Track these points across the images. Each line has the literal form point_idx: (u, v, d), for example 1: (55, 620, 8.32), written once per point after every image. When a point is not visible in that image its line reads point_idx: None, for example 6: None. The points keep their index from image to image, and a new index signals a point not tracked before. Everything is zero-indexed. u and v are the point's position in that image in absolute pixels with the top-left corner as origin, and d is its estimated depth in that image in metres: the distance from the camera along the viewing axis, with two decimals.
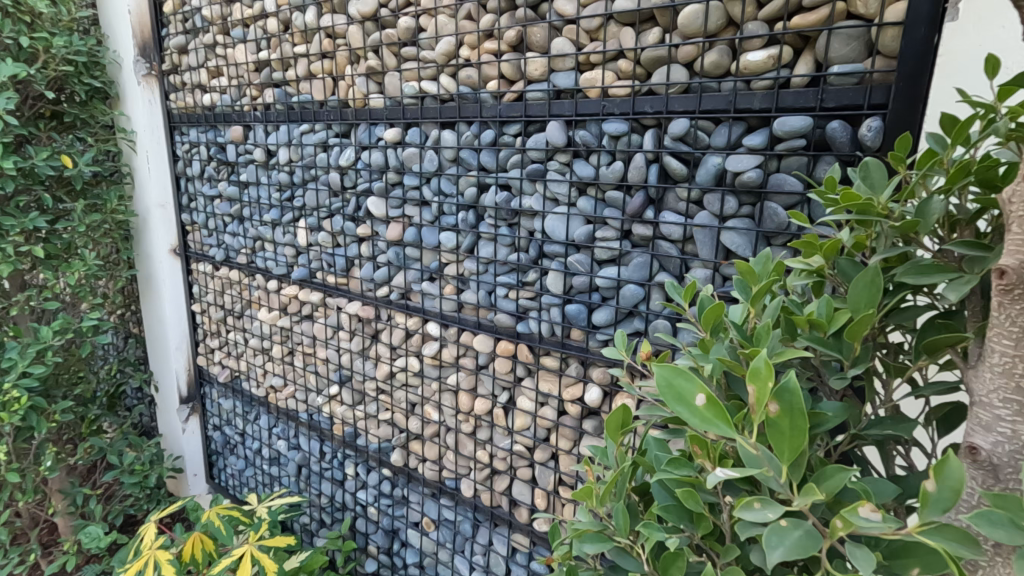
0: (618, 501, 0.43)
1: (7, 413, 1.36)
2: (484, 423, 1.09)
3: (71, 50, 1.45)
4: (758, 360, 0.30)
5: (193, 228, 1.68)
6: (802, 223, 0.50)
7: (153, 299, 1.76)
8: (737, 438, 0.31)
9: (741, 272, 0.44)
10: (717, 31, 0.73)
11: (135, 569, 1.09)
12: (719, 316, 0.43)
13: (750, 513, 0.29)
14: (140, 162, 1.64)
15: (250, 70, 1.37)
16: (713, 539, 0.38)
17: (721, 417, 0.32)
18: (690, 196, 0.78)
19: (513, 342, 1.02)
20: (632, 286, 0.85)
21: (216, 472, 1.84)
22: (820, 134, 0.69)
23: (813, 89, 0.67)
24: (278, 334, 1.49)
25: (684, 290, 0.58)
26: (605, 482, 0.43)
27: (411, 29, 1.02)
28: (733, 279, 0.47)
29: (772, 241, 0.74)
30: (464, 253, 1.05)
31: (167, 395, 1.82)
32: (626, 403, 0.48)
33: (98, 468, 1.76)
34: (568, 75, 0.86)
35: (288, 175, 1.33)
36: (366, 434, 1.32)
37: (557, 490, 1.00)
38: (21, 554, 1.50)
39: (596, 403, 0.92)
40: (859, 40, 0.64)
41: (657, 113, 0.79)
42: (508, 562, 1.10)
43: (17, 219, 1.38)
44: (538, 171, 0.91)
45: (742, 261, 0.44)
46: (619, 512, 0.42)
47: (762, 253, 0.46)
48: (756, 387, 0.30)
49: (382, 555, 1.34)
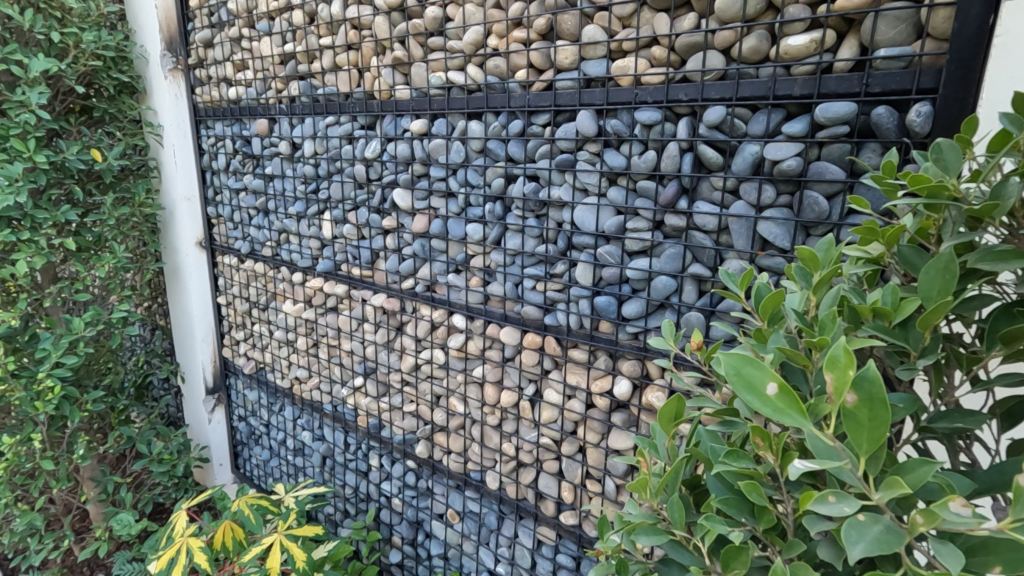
0: (673, 494, 0.42)
1: (42, 401, 1.41)
2: (511, 415, 1.09)
3: (100, 46, 1.47)
4: (837, 347, 0.29)
5: (219, 221, 1.70)
6: (862, 208, 0.48)
7: (179, 291, 1.78)
8: (812, 428, 0.30)
9: (801, 259, 0.43)
10: (755, 15, 0.71)
11: (168, 555, 1.11)
12: (778, 305, 0.42)
13: (826, 507, 0.28)
14: (166, 155, 1.66)
15: (276, 62, 1.37)
16: (775, 534, 0.37)
17: (794, 406, 0.31)
18: (725, 185, 0.77)
19: (540, 335, 1.01)
20: (664, 278, 0.83)
21: (241, 462, 1.87)
22: (864, 121, 0.67)
23: (858, 74, 0.65)
24: (303, 327, 1.51)
25: (736, 278, 0.57)
26: (660, 474, 0.42)
27: (438, 19, 1.02)
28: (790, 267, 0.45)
29: (812, 231, 0.72)
30: (490, 244, 1.04)
31: (193, 386, 1.85)
32: (678, 393, 0.47)
33: (127, 458, 1.79)
34: (599, 63, 0.85)
35: (313, 168, 1.34)
36: (390, 426, 1.33)
37: (584, 483, 0.99)
38: (55, 539, 1.54)
39: (626, 396, 0.91)
40: (907, 23, 0.62)
41: (692, 101, 0.77)
42: (534, 554, 1.10)
43: (50, 212, 1.41)
44: (567, 161, 0.90)
45: (803, 247, 0.42)
46: (675, 504, 0.41)
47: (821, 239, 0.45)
48: (835, 376, 0.29)
49: (407, 545, 1.35)
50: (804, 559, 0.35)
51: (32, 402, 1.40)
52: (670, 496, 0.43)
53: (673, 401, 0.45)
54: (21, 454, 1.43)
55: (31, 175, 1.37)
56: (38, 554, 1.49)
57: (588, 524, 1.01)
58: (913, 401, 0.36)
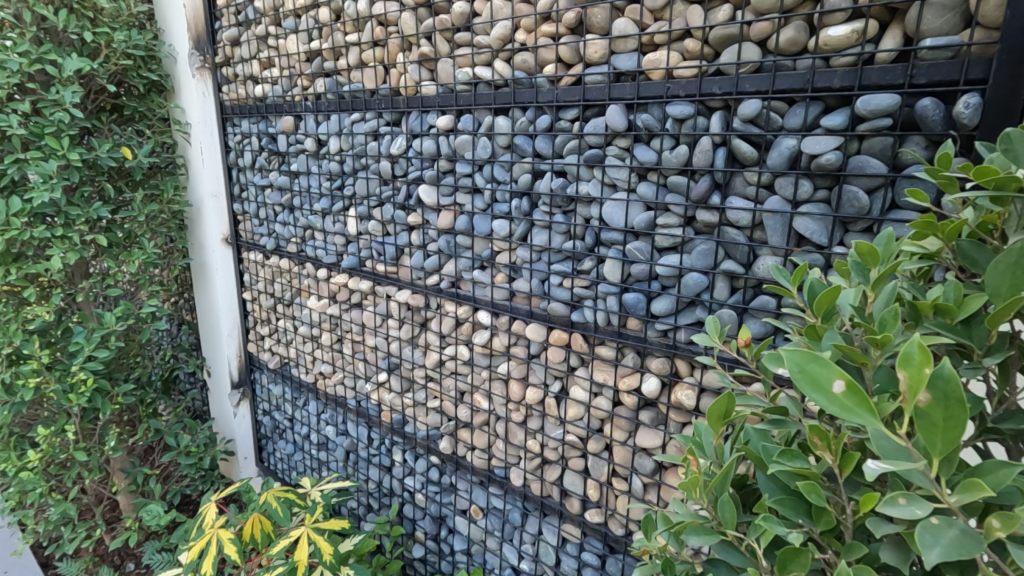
0: (723, 494, 0.42)
1: (75, 394, 1.44)
2: (536, 412, 1.08)
3: (130, 45, 1.49)
4: (911, 344, 0.29)
5: (244, 218, 1.72)
6: (920, 201, 0.47)
7: (206, 287, 1.81)
8: (882, 428, 0.29)
9: (859, 255, 0.42)
10: (793, 6, 0.69)
11: (198, 546, 1.13)
12: (832, 301, 0.41)
13: (896, 509, 0.28)
14: (194, 153, 1.69)
15: (302, 60, 1.38)
16: (832, 537, 0.36)
17: (862, 405, 0.30)
18: (760, 180, 0.75)
19: (566, 331, 1.00)
20: (695, 274, 0.82)
21: (265, 456, 1.89)
22: (908, 113, 0.65)
23: (902, 65, 0.64)
24: (327, 322, 1.52)
25: (784, 273, 0.55)
26: (710, 474, 0.42)
27: (465, 13, 1.01)
28: (846, 262, 0.44)
29: (850, 227, 0.70)
30: (517, 241, 1.03)
31: (218, 380, 1.88)
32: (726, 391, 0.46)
33: (156, 450, 1.83)
34: (630, 57, 0.84)
35: (338, 164, 1.35)
36: (414, 422, 1.33)
37: (610, 481, 0.99)
38: (88, 529, 1.58)
39: (654, 394, 0.90)
40: (955, 11, 0.60)
41: (725, 94, 0.76)
42: (558, 551, 1.10)
43: (83, 210, 1.44)
44: (595, 156, 0.89)
45: (861, 242, 0.42)
46: (727, 504, 0.40)
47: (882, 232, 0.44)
48: (909, 374, 0.29)
49: (430, 540, 1.35)
50: (864, 561, 0.35)
51: (66, 395, 1.44)
52: (719, 495, 0.42)
53: (723, 399, 0.45)
54: (55, 445, 1.47)
55: (64, 172, 1.40)
56: (72, 542, 1.53)
57: (614, 522, 1.01)
58: (977, 402, 0.35)
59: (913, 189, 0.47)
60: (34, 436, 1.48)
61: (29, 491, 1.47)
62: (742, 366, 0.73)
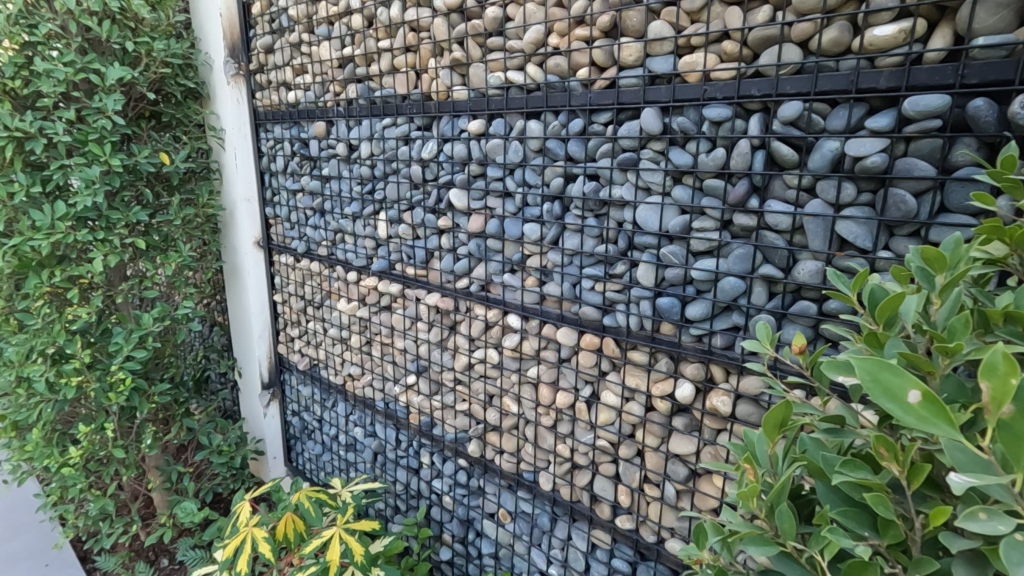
0: (782, 504, 0.41)
1: (114, 393, 1.48)
2: (566, 416, 1.08)
3: (169, 54, 1.54)
4: (994, 355, 0.29)
5: (276, 221, 1.75)
6: (987, 204, 0.46)
7: (238, 290, 1.85)
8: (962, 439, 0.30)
9: (924, 261, 0.41)
10: (836, 6, 0.68)
11: (233, 543, 1.15)
12: (896, 309, 0.40)
13: (977, 524, 0.29)
14: (227, 158, 1.73)
15: (334, 66, 1.40)
16: (899, 552, 0.36)
17: (941, 416, 0.31)
18: (801, 183, 0.74)
19: (598, 335, 0.99)
20: (732, 279, 0.81)
21: (294, 456, 1.91)
22: (959, 114, 0.63)
23: (952, 64, 0.62)
24: (356, 325, 1.54)
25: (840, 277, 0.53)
26: (768, 484, 0.41)
27: (498, 18, 1.02)
28: (908, 268, 0.43)
29: (896, 230, 0.69)
30: (548, 244, 1.03)
31: (249, 380, 1.92)
32: (783, 398, 0.45)
33: (188, 448, 1.86)
34: (666, 59, 0.83)
35: (369, 169, 1.36)
36: (442, 424, 1.34)
37: (642, 487, 0.98)
38: (125, 524, 1.62)
39: (688, 399, 0.89)
40: (1009, 9, 0.58)
41: (765, 96, 0.75)
42: (588, 557, 1.10)
43: (123, 213, 1.48)
44: (629, 160, 0.88)
45: (926, 247, 0.41)
46: (786, 516, 0.40)
47: (948, 235, 0.43)
48: (993, 385, 0.29)
49: (457, 543, 1.35)
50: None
51: (106, 393, 1.48)
52: (775, 506, 0.42)
53: (780, 407, 0.44)
54: (95, 442, 1.52)
55: (106, 177, 1.45)
56: (110, 537, 1.58)
57: (645, 529, 1.00)
58: None
59: (980, 192, 0.46)
60: (75, 433, 1.52)
61: (71, 486, 1.52)
62: (797, 374, 0.71)
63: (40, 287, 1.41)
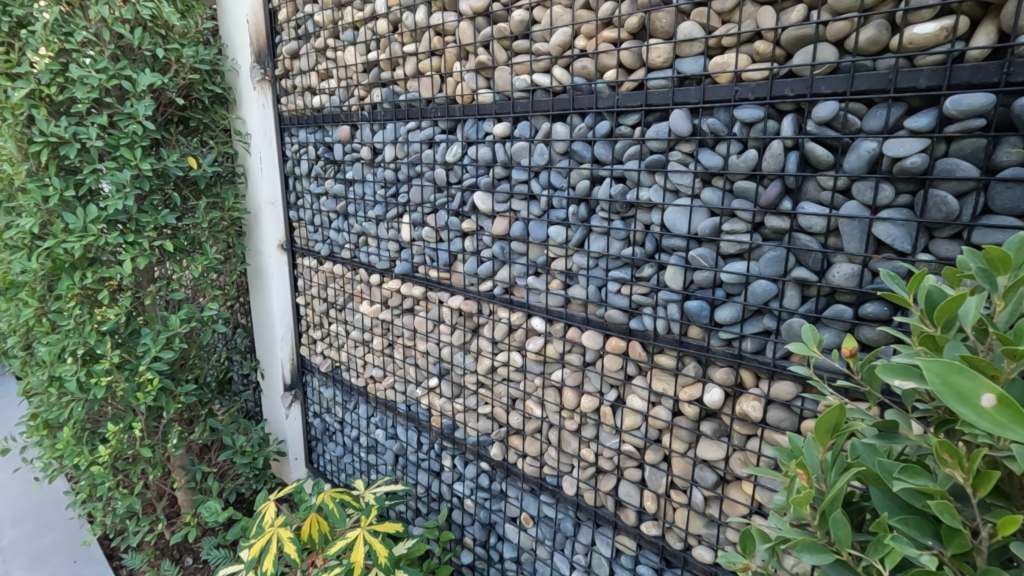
0: (837, 512, 0.41)
1: (142, 393, 1.51)
2: (591, 420, 1.07)
3: (197, 60, 1.57)
4: None
5: (299, 224, 1.77)
6: None
7: (263, 293, 1.87)
8: None
9: (987, 262, 0.40)
10: (874, 4, 0.67)
11: (259, 544, 1.16)
12: (957, 311, 0.40)
13: None
14: (253, 161, 1.75)
15: (359, 70, 1.42)
16: (962, 562, 0.36)
17: (1016, 419, 0.32)
18: (836, 184, 0.73)
19: (624, 339, 0.98)
20: (763, 282, 0.80)
21: (315, 457, 1.92)
22: (1003, 112, 0.61)
23: (996, 62, 0.60)
24: (379, 327, 1.55)
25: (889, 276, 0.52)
26: (824, 491, 0.41)
27: (525, 22, 1.02)
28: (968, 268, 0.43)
29: (936, 233, 0.67)
30: (573, 247, 1.02)
31: (272, 382, 1.93)
32: (836, 402, 0.44)
33: (212, 449, 1.88)
34: (695, 60, 0.82)
35: (393, 172, 1.37)
36: (464, 427, 1.34)
37: (669, 493, 0.97)
38: (150, 522, 1.64)
39: (717, 404, 0.88)
40: None
41: (798, 96, 0.74)
42: (612, 563, 1.08)
43: (152, 216, 1.51)
44: (657, 162, 0.87)
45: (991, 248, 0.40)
46: (842, 524, 0.40)
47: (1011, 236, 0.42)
48: None
49: (479, 547, 1.35)
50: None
51: (134, 393, 1.51)
52: (828, 512, 0.42)
53: (834, 411, 0.43)
54: (123, 441, 1.54)
55: (136, 181, 1.48)
56: (136, 535, 1.60)
57: (672, 535, 0.98)
58: None
59: None
60: (104, 432, 1.55)
61: (99, 484, 1.55)
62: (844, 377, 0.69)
63: (72, 289, 1.44)
